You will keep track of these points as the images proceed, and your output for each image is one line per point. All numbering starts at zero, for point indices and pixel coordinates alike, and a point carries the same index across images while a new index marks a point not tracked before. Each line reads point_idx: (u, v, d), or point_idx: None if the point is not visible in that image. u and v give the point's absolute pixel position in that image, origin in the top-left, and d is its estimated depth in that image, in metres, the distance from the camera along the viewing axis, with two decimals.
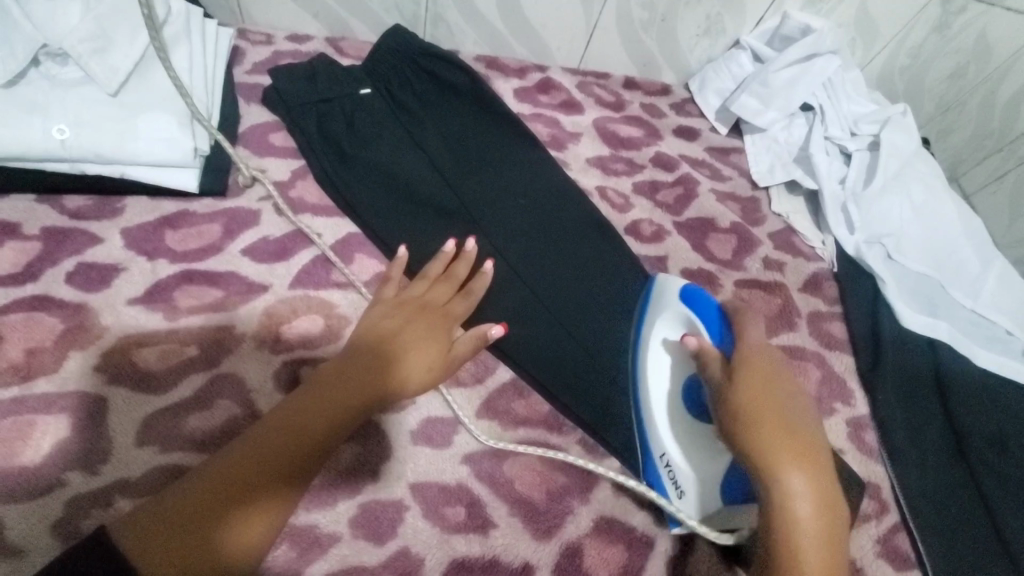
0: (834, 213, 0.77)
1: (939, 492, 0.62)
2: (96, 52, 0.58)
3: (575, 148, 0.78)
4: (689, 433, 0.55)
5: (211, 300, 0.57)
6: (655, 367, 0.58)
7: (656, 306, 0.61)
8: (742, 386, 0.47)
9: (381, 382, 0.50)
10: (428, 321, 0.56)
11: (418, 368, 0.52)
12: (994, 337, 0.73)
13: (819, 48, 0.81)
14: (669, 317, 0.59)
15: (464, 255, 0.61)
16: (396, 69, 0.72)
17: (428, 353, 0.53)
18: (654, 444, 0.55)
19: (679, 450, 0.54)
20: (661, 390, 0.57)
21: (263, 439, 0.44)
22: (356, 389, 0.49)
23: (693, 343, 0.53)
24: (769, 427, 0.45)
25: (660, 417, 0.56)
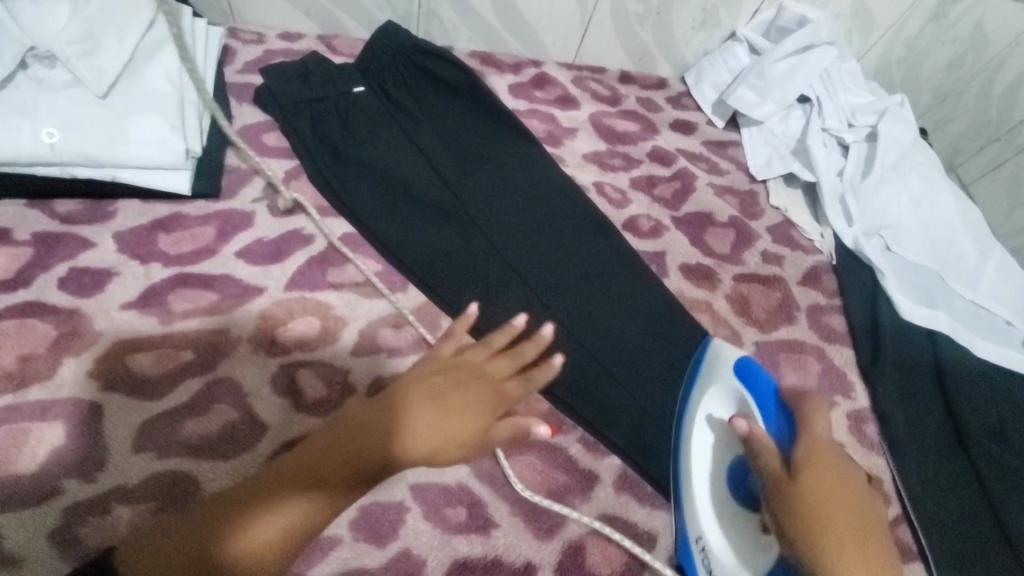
0: (831, 205, 0.77)
1: (939, 484, 0.62)
2: (83, 54, 0.57)
3: (571, 144, 0.78)
4: (732, 521, 0.52)
5: (206, 303, 0.56)
6: (700, 445, 0.55)
7: (706, 379, 0.57)
8: (808, 488, 0.46)
9: (407, 425, 0.47)
10: (476, 388, 0.51)
11: (434, 432, 0.47)
12: (994, 327, 0.73)
13: (816, 39, 0.79)
14: (718, 390, 0.56)
15: (535, 336, 0.55)
16: (390, 66, 0.71)
17: (467, 409, 0.50)
18: (691, 524, 0.52)
19: (717, 534, 0.51)
20: (704, 467, 0.54)
21: (286, 467, 0.45)
22: (378, 430, 0.47)
23: (743, 426, 0.50)
24: (839, 537, 0.44)
25: (699, 493, 0.52)
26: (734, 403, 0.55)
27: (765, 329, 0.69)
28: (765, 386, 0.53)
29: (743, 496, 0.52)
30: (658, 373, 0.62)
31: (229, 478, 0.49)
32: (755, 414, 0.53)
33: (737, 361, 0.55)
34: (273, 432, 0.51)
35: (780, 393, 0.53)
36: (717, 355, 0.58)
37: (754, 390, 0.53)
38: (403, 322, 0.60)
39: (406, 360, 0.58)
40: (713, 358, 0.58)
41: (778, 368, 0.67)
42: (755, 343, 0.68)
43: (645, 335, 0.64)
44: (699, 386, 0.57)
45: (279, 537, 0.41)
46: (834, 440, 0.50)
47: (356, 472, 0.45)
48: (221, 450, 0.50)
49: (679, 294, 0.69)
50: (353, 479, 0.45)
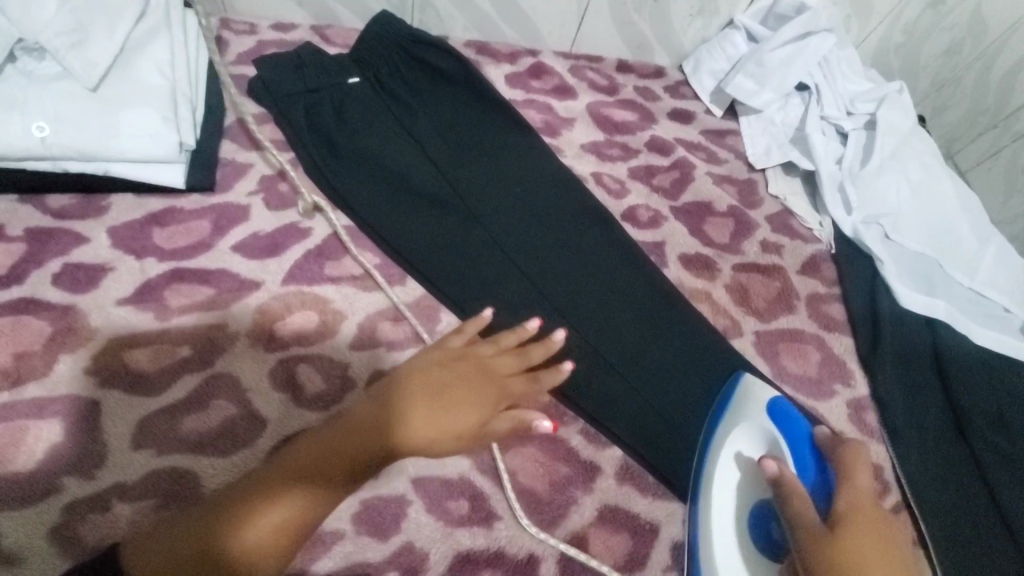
0: (830, 193, 0.76)
1: (939, 471, 0.62)
2: (73, 45, 0.56)
3: (569, 134, 0.77)
4: (750, 563, 0.50)
5: (202, 299, 0.56)
6: (722, 482, 0.53)
7: (737, 412, 0.56)
8: (851, 546, 0.44)
9: (408, 420, 0.49)
10: (482, 383, 0.52)
11: (437, 422, 0.49)
12: (992, 314, 0.74)
13: (814, 26, 0.79)
14: (750, 428, 0.55)
15: (546, 341, 0.56)
16: (385, 58, 0.70)
17: (470, 402, 0.51)
18: (704, 559, 0.50)
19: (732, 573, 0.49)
20: (725, 504, 0.52)
21: (283, 462, 0.45)
22: (379, 421, 0.48)
23: (773, 468, 0.50)
24: None
25: (718, 537, 0.51)
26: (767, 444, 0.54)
27: (765, 319, 0.69)
28: (800, 431, 0.54)
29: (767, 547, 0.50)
30: (659, 365, 0.62)
31: (229, 475, 0.48)
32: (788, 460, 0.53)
33: (773, 402, 0.56)
34: (274, 426, 0.51)
35: (815, 438, 0.54)
36: (748, 392, 0.57)
37: (789, 432, 0.54)
38: (401, 315, 0.60)
39: (406, 354, 0.58)
40: (745, 393, 0.57)
41: (779, 357, 0.67)
42: (754, 333, 0.68)
43: (645, 326, 0.64)
44: (732, 421, 0.56)
45: (278, 531, 0.42)
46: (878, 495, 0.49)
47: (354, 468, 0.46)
48: (221, 446, 0.49)
49: (679, 284, 0.69)
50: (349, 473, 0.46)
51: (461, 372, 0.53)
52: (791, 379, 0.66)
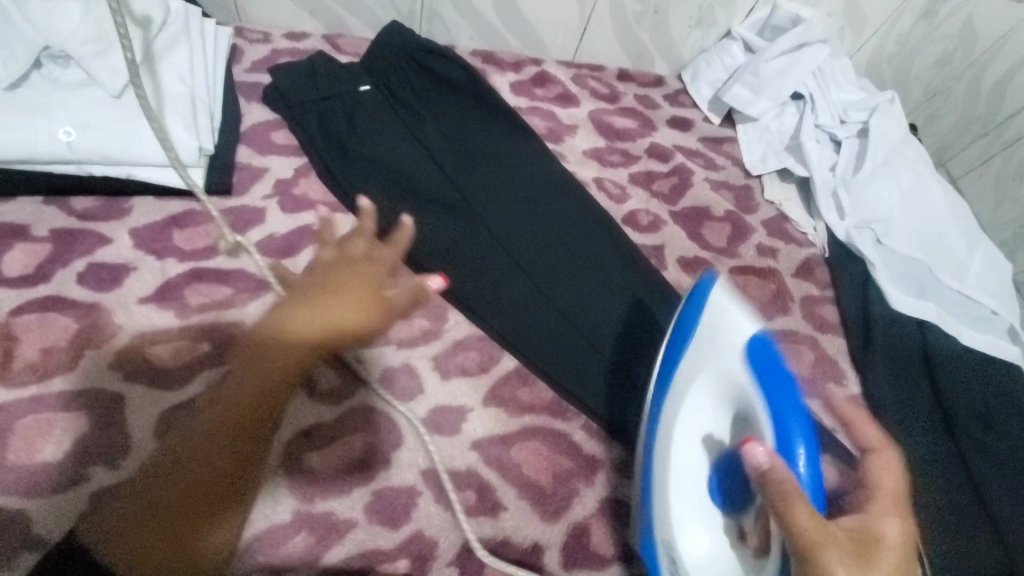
0: (824, 199, 0.79)
1: (926, 466, 0.65)
2: (96, 53, 0.58)
3: (572, 141, 0.80)
4: (709, 514, 0.48)
5: (221, 298, 0.58)
6: (678, 441, 0.49)
7: (699, 358, 0.50)
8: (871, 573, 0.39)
9: (315, 340, 0.52)
10: (355, 278, 0.56)
11: (341, 309, 0.53)
12: (979, 316, 0.76)
13: (809, 37, 0.82)
14: (707, 378, 0.50)
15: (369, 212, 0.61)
16: (395, 66, 0.73)
17: (360, 291, 0.55)
18: (659, 525, 0.48)
19: (693, 532, 0.47)
20: (682, 457, 0.49)
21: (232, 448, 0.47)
22: (306, 321, 0.52)
23: (761, 457, 0.42)
24: None
25: (675, 499, 0.48)
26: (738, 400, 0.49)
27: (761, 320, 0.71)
28: (793, 394, 0.47)
29: (729, 502, 0.48)
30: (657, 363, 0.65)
31: None
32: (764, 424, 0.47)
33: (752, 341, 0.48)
34: (290, 419, 0.54)
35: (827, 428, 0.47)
36: (712, 328, 0.50)
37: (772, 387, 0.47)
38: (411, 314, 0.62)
39: (416, 351, 0.60)
40: (713, 328, 0.50)
41: None
42: None
43: (643, 324, 0.66)
44: (697, 361, 0.50)
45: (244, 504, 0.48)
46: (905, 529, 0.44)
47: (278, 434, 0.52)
48: None
49: (678, 286, 0.71)
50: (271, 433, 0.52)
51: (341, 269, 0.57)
52: None
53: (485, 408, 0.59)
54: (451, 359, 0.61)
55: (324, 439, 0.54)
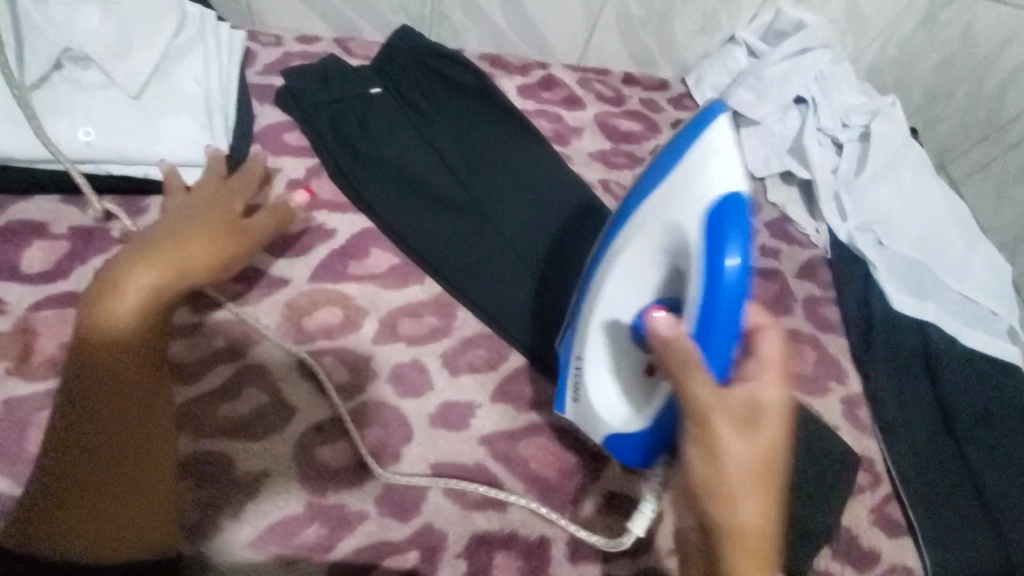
0: (826, 202, 0.80)
1: (927, 463, 0.66)
2: (116, 56, 0.60)
3: (578, 143, 0.81)
4: (622, 346, 0.51)
5: (235, 294, 0.59)
6: (620, 268, 0.49)
7: (676, 212, 0.43)
8: (767, 454, 0.37)
9: (189, 267, 0.49)
10: (204, 215, 0.54)
11: (177, 264, 0.47)
12: (979, 317, 0.77)
13: (811, 41, 0.84)
14: (671, 233, 0.44)
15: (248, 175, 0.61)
16: (405, 69, 0.74)
17: (216, 232, 0.53)
18: (577, 339, 0.54)
19: (597, 358, 0.52)
20: (617, 297, 0.50)
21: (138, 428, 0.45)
22: (174, 256, 0.48)
23: (668, 323, 0.39)
24: (752, 486, 0.37)
25: (591, 337, 0.52)
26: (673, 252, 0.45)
27: None
28: (722, 251, 0.40)
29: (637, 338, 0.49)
30: None
31: (261, 458, 0.52)
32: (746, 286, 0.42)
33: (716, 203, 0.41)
34: (301, 413, 0.55)
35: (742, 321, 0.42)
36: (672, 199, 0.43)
37: (712, 246, 0.40)
38: (420, 311, 0.63)
39: (425, 348, 0.61)
40: (682, 184, 0.43)
41: None
42: None
43: None
44: (666, 204, 0.44)
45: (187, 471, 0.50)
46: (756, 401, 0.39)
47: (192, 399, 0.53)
48: (253, 431, 0.53)
49: None
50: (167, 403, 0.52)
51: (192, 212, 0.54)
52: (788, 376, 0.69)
53: (493, 404, 0.60)
54: (459, 356, 0.62)
55: (335, 432, 0.55)
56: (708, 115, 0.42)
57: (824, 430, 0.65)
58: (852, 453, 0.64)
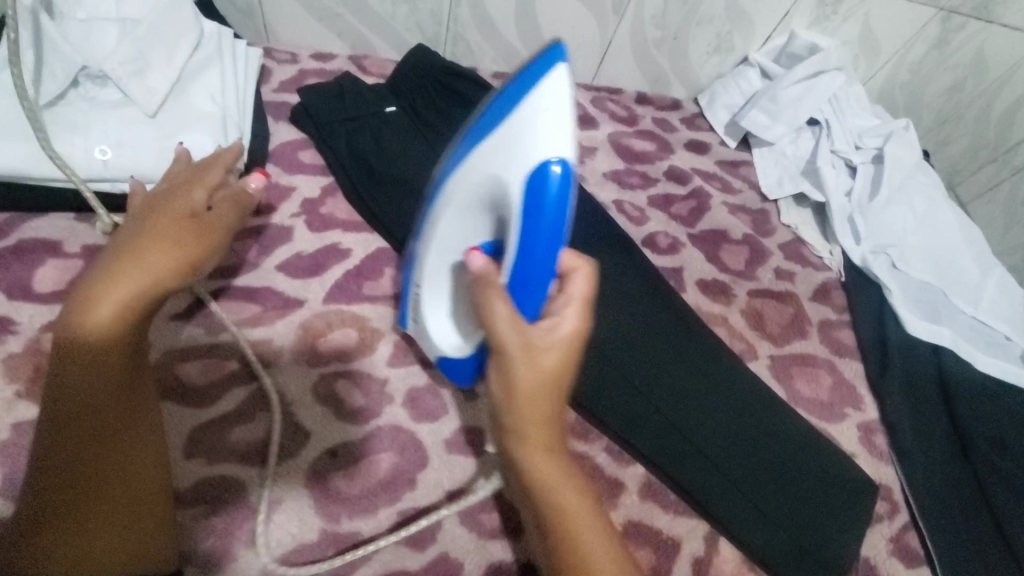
0: (841, 224, 0.80)
1: (945, 491, 0.65)
2: (134, 74, 0.59)
3: (592, 162, 0.81)
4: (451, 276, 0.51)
5: (250, 315, 0.59)
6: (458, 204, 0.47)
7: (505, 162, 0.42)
8: (556, 378, 0.40)
9: (163, 267, 0.41)
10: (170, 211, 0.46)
11: (138, 273, 0.40)
12: (993, 341, 0.77)
13: (825, 65, 0.84)
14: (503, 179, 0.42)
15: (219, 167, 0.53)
16: (421, 88, 0.74)
17: (182, 233, 0.45)
18: (416, 267, 0.53)
19: (433, 285, 0.52)
20: (448, 229, 0.49)
21: (128, 459, 0.42)
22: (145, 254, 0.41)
23: (477, 263, 0.40)
24: (533, 413, 0.40)
25: (428, 263, 0.51)
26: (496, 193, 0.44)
27: (779, 343, 0.72)
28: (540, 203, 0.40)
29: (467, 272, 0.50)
30: (679, 386, 0.65)
31: (275, 485, 0.51)
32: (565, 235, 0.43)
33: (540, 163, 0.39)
34: (317, 438, 0.54)
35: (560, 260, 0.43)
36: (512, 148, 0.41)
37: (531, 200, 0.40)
38: None
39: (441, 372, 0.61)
40: (512, 135, 0.41)
41: (792, 381, 0.70)
42: (770, 356, 0.71)
43: (665, 349, 0.67)
44: (494, 144, 0.42)
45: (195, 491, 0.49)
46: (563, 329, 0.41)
47: (196, 416, 0.52)
48: (267, 456, 0.52)
49: (697, 308, 0.72)
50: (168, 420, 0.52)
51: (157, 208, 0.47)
52: (804, 401, 0.69)
53: None
54: None
55: (349, 457, 0.54)
56: (543, 66, 0.40)
57: (840, 457, 0.64)
58: (870, 480, 0.64)
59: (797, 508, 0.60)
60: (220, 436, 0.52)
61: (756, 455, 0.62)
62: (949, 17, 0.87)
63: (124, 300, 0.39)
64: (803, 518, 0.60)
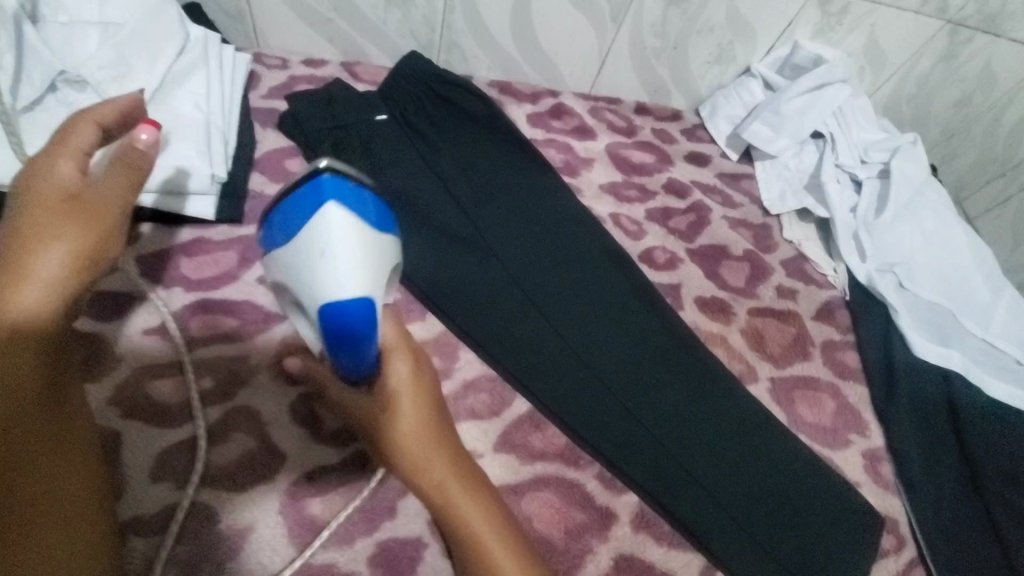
0: (846, 241, 0.77)
1: (953, 524, 0.62)
2: (114, 80, 0.58)
3: (588, 174, 0.78)
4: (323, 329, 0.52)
5: (227, 330, 0.56)
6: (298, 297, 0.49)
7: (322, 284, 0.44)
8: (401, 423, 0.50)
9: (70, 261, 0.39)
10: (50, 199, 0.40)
11: (46, 270, 0.38)
12: (1005, 366, 0.73)
13: (830, 77, 0.81)
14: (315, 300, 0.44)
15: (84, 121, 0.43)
16: (412, 96, 0.71)
17: (76, 223, 0.40)
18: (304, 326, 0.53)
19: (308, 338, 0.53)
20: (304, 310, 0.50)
21: (71, 474, 0.38)
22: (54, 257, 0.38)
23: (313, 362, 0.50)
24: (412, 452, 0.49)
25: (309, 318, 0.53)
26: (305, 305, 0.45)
27: (780, 364, 0.69)
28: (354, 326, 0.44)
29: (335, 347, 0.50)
30: (674, 410, 0.62)
31: (246, 511, 0.48)
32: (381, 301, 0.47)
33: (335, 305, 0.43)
34: (294, 460, 0.51)
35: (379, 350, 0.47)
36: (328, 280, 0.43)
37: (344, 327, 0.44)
38: None
39: None
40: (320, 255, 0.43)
41: (794, 404, 0.67)
42: (770, 378, 0.68)
43: (658, 369, 0.64)
44: (293, 259, 0.44)
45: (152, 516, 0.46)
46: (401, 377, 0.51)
47: (152, 437, 0.49)
48: (239, 480, 0.49)
49: (695, 328, 0.69)
50: (118, 443, 0.48)
51: (24, 186, 0.40)
52: (806, 426, 0.66)
53: (496, 453, 0.56)
54: (461, 401, 0.58)
55: (327, 482, 0.51)
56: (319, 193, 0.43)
57: (845, 487, 0.61)
58: (875, 512, 0.60)
59: (800, 541, 0.57)
60: (181, 456, 0.49)
61: (756, 484, 0.60)
62: (956, 30, 0.84)
63: (48, 295, 0.38)
64: (807, 552, 0.57)
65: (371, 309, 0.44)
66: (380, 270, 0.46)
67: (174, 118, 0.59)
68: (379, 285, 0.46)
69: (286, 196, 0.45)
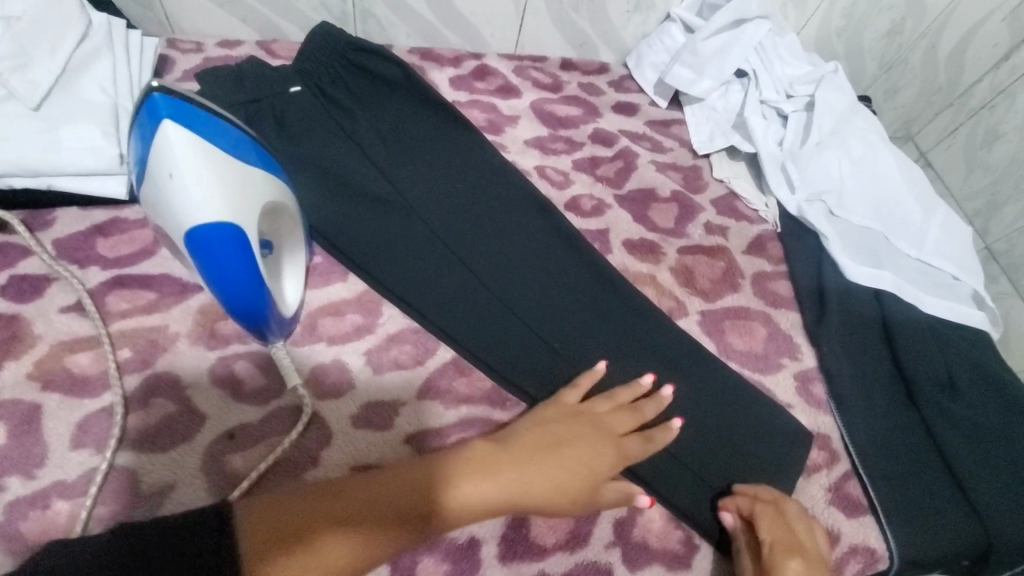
0: (773, 173, 0.78)
1: (891, 438, 0.62)
2: (15, 69, 0.58)
3: (512, 131, 0.79)
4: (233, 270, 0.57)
5: (144, 302, 0.57)
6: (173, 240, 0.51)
7: (181, 206, 0.47)
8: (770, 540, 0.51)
9: None
10: None
11: None
12: (939, 282, 0.73)
13: (746, 13, 0.82)
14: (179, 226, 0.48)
15: None
16: (326, 66, 0.68)
17: None
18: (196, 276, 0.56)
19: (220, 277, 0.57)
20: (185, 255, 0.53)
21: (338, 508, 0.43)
22: None
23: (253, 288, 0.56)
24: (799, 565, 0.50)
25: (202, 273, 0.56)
26: (174, 234, 0.49)
27: (710, 298, 0.70)
28: (221, 251, 0.47)
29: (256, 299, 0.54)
30: (607, 350, 0.63)
31: (168, 470, 0.49)
32: (257, 233, 0.50)
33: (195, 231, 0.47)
34: (213, 422, 0.52)
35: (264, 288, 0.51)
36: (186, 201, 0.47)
37: (212, 253, 0.47)
38: (342, 309, 0.62)
39: (347, 348, 0.59)
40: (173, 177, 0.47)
41: (724, 335, 0.67)
42: (700, 312, 0.69)
43: (589, 312, 0.65)
44: (153, 188, 0.49)
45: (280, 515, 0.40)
46: (788, 507, 0.54)
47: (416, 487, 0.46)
48: (160, 442, 0.50)
49: (623, 269, 0.70)
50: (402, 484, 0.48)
51: None
52: (737, 355, 0.66)
53: (421, 400, 0.57)
54: (384, 352, 0.60)
55: (248, 439, 0.52)
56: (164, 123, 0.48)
57: (773, 408, 0.62)
58: (802, 429, 0.61)
59: (723, 462, 0.59)
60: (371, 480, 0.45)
61: (685, 414, 0.60)
62: None
63: None
64: (731, 471, 0.58)
65: (239, 237, 0.48)
66: (239, 191, 0.50)
67: (78, 102, 0.60)
68: (243, 208, 0.49)
69: (136, 127, 0.50)
